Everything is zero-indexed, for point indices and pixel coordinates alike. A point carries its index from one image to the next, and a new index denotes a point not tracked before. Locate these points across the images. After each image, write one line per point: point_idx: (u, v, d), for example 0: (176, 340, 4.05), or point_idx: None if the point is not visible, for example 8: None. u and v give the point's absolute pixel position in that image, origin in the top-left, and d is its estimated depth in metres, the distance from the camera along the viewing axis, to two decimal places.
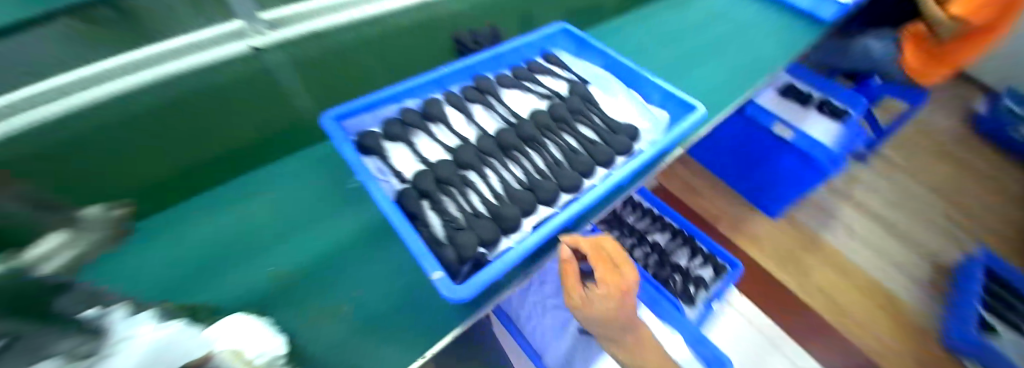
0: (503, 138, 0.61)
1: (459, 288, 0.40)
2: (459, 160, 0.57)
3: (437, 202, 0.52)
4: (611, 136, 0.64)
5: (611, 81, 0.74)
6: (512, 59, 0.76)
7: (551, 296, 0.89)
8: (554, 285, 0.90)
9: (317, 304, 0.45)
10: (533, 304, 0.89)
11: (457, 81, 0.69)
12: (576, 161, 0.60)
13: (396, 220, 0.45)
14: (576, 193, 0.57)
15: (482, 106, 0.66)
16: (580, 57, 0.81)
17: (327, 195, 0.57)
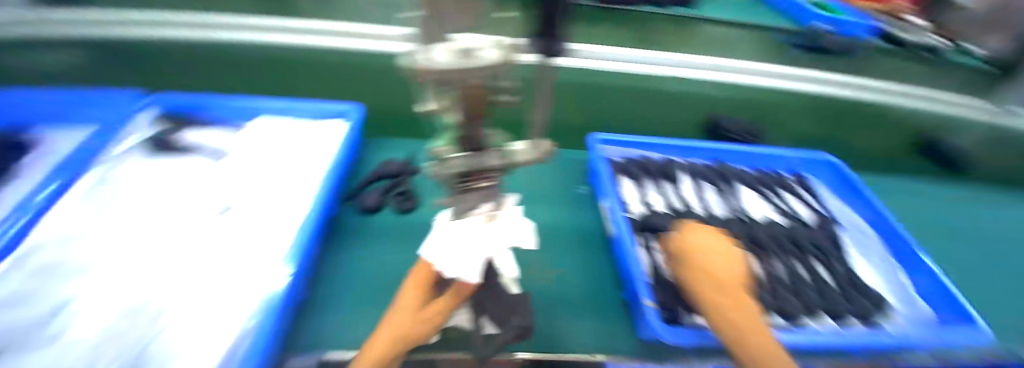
0: (729, 225, 0.63)
1: (667, 329, 0.42)
2: (680, 220, 0.60)
3: (649, 243, 0.56)
4: (852, 292, 0.58)
5: (869, 239, 0.70)
6: (763, 164, 0.78)
7: None
8: None
9: (535, 257, 0.57)
10: None
11: (700, 157, 0.75)
12: (801, 288, 0.56)
13: (623, 251, 0.53)
14: (795, 322, 0.52)
15: (715, 189, 0.71)
16: (837, 200, 0.78)
17: (562, 188, 0.69)
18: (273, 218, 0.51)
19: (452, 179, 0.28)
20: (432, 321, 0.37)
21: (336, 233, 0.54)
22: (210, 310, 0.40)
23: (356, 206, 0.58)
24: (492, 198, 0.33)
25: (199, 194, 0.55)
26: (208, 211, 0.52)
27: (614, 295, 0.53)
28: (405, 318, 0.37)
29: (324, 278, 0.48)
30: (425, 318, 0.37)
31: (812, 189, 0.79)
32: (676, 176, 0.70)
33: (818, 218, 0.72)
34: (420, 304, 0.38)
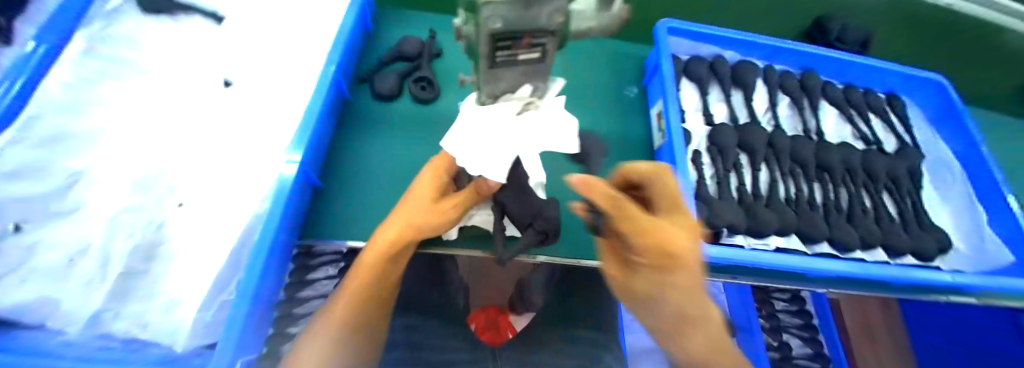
0: (799, 147, 0.54)
1: (712, 249, 0.39)
2: (740, 134, 0.53)
3: (701, 158, 0.50)
4: (918, 231, 0.51)
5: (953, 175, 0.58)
6: (863, 78, 0.63)
7: None
8: None
9: (563, 165, 0.51)
10: None
11: (787, 63, 0.61)
12: (862, 223, 0.50)
13: (669, 164, 0.47)
14: (843, 252, 0.47)
15: (791, 103, 0.60)
16: (927, 126, 0.63)
17: (606, 89, 0.59)
18: (277, 98, 0.46)
19: (490, 45, 0.20)
20: (450, 215, 0.35)
21: (348, 121, 0.49)
22: (227, 186, 0.41)
23: (371, 92, 0.51)
24: (534, 77, 0.25)
25: (193, 63, 0.48)
26: (206, 84, 0.47)
27: None
28: (421, 210, 0.33)
29: (338, 166, 0.46)
30: (443, 211, 0.34)
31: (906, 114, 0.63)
32: (744, 84, 0.58)
33: (900, 145, 0.60)
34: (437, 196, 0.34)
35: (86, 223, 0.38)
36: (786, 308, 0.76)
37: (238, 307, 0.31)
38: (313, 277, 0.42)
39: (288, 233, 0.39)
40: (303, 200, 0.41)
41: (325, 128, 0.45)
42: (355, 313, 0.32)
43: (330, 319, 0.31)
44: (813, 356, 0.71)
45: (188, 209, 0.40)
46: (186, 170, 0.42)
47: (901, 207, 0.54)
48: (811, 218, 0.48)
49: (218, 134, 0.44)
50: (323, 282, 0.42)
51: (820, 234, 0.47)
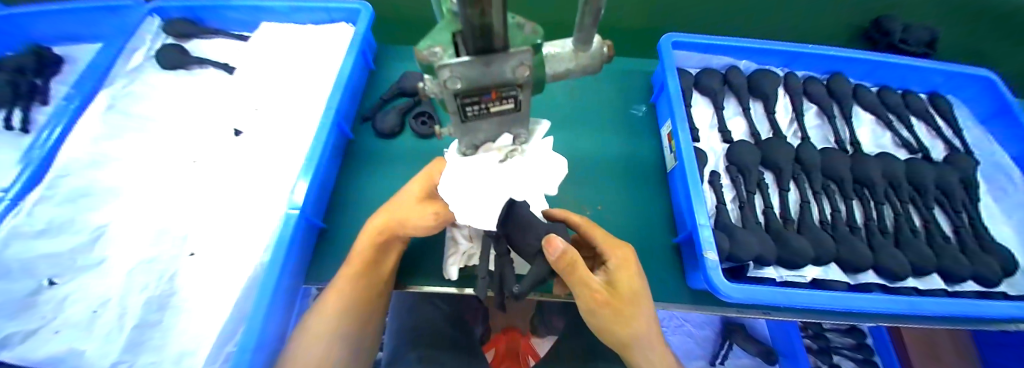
0: (831, 161, 0.48)
1: (732, 288, 0.35)
2: (763, 149, 0.49)
3: (718, 178, 0.46)
4: (981, 252, 0.44)
5: (1014, 185, 0.50)
6: (899, 78, 0.56)
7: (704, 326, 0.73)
8: (713, 322, 0.73)
9: (569, 193, 0.49)
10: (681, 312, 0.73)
11: (810, 69, 0.56)
12: (913, 245, 0.43)
13: (683, 191, 0.43)
14: (890, 282, 0.42)
15: (819, 112, 0.54)
16: (978, 129, 0.56)
17: (613, 109, 0.57)
18: (282, 142, 0.47)
19: (458, 103, 0.19)
20: (430, 222, 0.33)
21: (350, 159, 0.49)
22: (233, 233, 0.42)
23: (373, 129, 0.51)
24: (512, 126, 0.24)
25: (209, 112, 0.51)
26: (219, 133, 0.49)
27: (658, 242, 0.46)
28: (407, 204, 0.33)
29: (342, 205, 0.46)
30: (418, 215, 0.32)
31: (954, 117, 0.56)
32: (764, 94, 0.53)
33: (949, 152, 0.53)
34: (425, 197, 0.33)
35: (109, 273, 0.39)
36: (834, 325, 0.69)
37: (239, 361, 0.31)
38: None
39: (293, 278, 0.39)
40: (307, 244, 0.41)
41: (328, 170, 0.45)
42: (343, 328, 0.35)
43: (323, 317, 0.34)
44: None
45: (199, 259, 0.41)
46: (197, 219, 0.43)
47: (957, 224, 0.47)
48: (850, 244, 0.42)
49: (229, 181, 0.45)
50: None
51: (863, 262, 0.41)
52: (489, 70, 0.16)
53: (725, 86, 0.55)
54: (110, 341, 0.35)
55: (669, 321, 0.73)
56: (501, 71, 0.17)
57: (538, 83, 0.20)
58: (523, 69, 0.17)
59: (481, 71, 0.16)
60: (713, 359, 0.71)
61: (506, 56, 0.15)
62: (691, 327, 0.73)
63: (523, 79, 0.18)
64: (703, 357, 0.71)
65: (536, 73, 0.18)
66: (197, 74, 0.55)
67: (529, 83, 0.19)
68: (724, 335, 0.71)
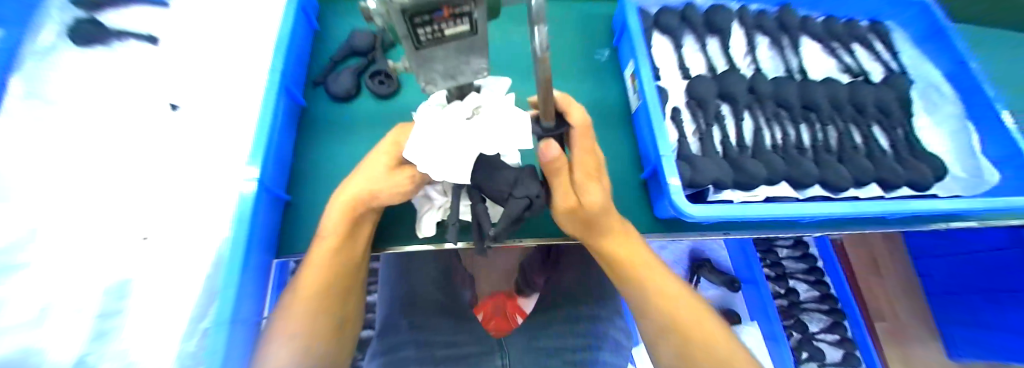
0: (782, 88, 0.51)
1: (696, 210, 0.37)
2: (719, 83, 0.50)
3: (679, 113, 0.47)
4: (913, 161, 0.49)
5: (943, 98, 0.55)
6: (841, 8, 0.60)
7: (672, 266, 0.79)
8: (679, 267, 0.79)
9: None
10: None
11: (762, 1, 0.58)
12: (853, 159, 0.48)
13: (647, 121, 0.45)
14: (834, 193, 0.46)
15: (770, 44, 0.56)
16: (915, 50, 0.60)
17: (576, 55, 0.56)
18: (229, 116, 0.44)
19: (406, 24, 0.18)
20: (405, 187, 0.35)
21: (310, 128, 0.47)
22: (188, 215, 0.39)
23: (328, 95, 0.49)
24: (471, 53, 0.23)
25: (135, 85, 0.46)
26: (153, 111, 0.45)
27: (628, 179, 0.48)
28: (373, 176, 0.34)
29: (306, 175, 0.45)
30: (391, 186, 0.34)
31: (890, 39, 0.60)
32: (717, 30, 0.54)
33: (888, 74, 0.57)
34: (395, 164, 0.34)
35: None
36: (789, 253, 0.79)
37: (217, 336, 0.31)
38: None
39: (262, 254, 0.38)
40: (272, 217, 0.40)
41: (282, 140, 0.42)
42: (322, 292, 0.34)
43: (304, 283, 0.34)
44: (822, 297, 0.75)
45: (153, 243, 0.38)
46: (140, 205, 0.40)
47: (892, 139, 0.52)
48: (798, 162, 0.46)
49: (172, 160, 0.42)
50: None
51: (807, 177, 0.45)
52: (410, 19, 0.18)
53: (683, 22, 0.55)
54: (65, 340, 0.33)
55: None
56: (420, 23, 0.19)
57: (469, 38, 0.21)
58: (438, 17, 0.19)
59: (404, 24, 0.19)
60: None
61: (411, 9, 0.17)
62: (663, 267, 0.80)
63: (446, 34, 0.20)
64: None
65: (458, 31, 0.20)
66: (123, 52, 0.47)
67: (457, 39, 0.21)
68: (692, 271, 0.79)
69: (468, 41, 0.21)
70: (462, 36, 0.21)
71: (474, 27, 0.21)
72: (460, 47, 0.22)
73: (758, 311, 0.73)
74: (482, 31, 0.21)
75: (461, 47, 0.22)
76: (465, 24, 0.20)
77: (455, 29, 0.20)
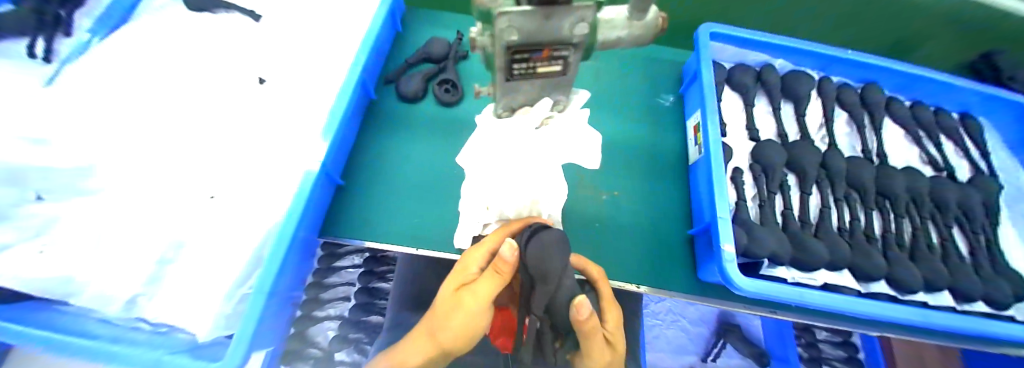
0: (856, 169, 0.48)
1: (746, 283, 0.34)
2: (787, 151, 0.48)
3: (741, 175, 0.45)
4: (993, 275, 0.45)
5: None
6: (933, 94, 0.56)
7: (698, 327, 0.77)
8: (704, 328, 0.77)
9: (586, 176, 0.49)
10: (677, 308, 0.77)
11: (846, 75, 0.55)
12: (928, 261, 0.44)
13: (704, 177, 0.43)
14: (902, 295, 0.42)
15: (849, 118, 0.53)
16: (1006, 153, 0.56)
17: (638, 95, 0.56)
18: (305, 96, 0.47)
19: (508, 59, 0.19)
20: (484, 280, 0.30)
21: (374, 121, 0.50)
22: (251, 180, 0.42)
23: (396, 93, 0.52)
24: (554, 89, 0.23)
25: (235, 57, 0.51)
26: (243, 82, 0.49)
27: (673, 232, 0.46)
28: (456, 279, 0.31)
29: (362, 164, 0.47)
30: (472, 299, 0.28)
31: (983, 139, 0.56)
32: (792, 95, 0.52)
33: (975, 173, 0.52)
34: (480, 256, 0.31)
35: (128, 206, 0.40)
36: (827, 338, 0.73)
37: (255, 302, 0.32)
38: (340, 265, 0.71)
39: (309, 234, 0.39)
40: (324, 200, 0.42)
41: (349, 128, 0.45)
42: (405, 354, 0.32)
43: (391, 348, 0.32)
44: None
45: (217, 201, 0.41)
46: (215, 165, 0.43)
47: (974, 245, 0.47)
48: (867, 254, 0.42)
49: (249, 127, 0.46)
50: (347, 269, 0.71)
51: (877, 271, 0.41)
52: (514, 50, 0.18)
53: (758, 82, 0.53)
54: (121, 275, 0.35)
55: (665, 315, 0.77)
56: (521, 55, 0.19)
57: (561, 75, 0.22)
58: (540, 52, 0.19)
59: (508, 54, 0.19)
60: (704, 356, 0.76)
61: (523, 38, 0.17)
62: (688, 324, 0.77)
63: (541, 68, 0.21)
64: (695, 353, 0.77)
65: (552, 67, 0.21)
66: (232, 27, 0.54)
67: (548, 74, 0.21)
68: (719, 334, 0.76)
69: (556, 77, 0.22)
70: (552, 72, 0.21)
71: (569, 66, 0.21)
72: (547, 82, 0.22)
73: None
74: (574, 69, 0.21)
75: (549, 81, 0.22)
76: (561, 64, 0.20)
77: (549, 66, 0.21)
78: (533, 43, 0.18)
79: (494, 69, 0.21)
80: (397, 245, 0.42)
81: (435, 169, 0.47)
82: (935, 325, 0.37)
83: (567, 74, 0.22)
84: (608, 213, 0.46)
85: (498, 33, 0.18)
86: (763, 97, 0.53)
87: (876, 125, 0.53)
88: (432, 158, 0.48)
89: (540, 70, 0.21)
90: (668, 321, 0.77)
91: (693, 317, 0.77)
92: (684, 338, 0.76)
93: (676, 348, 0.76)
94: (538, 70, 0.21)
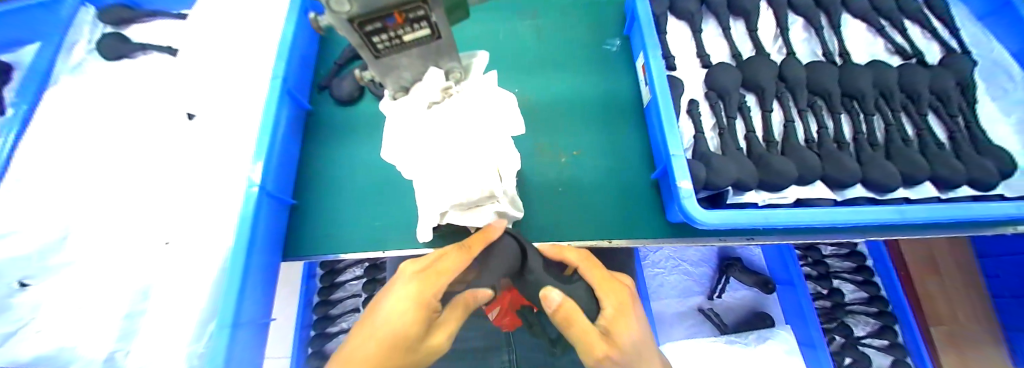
0: (817, 75, 0.46)
1: (708, 215, 0.33)
2: (742, 71, 0.45)
3: (697, 106, 0.43)
4: (974, 154, 0.43)
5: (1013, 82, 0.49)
6: None
7: (699, 268, 0.77)
8: (706, 268, 0.77)
9: (542, 143, 0.47)
10: (675, 254, 0.77)
11: None
12: (905, 152, 0.42)
13: (657, 118, 0.41)
14: (882, 195, 0.40)
15: (806, 24, 0.51)
16: (976, 26, 0.54)
17: (584, 46, 0.53)
18: (236, 121, 0.45)
19: (363, 35, 0.17)
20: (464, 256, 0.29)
21: (317, 132, 0.48)
22: (199, 218, 0.41)
23: (333, 99, 0.50)
24: (436, 52, 0.23)
25: (158, 96, 0.49)
26: (172, 120, 0.47)
27: (638, 180, 0.44)
28: (409, 294, 0.26)
29: (311, 178, 0.46)
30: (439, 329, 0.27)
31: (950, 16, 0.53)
32: (740, 11, 0.49)
33: (946, 54, 0.50)
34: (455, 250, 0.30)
35: (83, 269, 0.39)
36: (834, 251, 0.74)
37: (219, 338, 0.31)
38: (342, 280, 0.72)
39: (268, 260, 0.39)
40: (278, 222, 0.41)
41: (289, 143, 0.44)
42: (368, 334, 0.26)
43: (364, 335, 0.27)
44: (868, 298, 0.68)
45: (169, 247, 0.40)
46: (161, 210, 0.42)
47: (951, 129, 0.46)
48: (838, 159, 0.40)
49: (186, 164, 0.44)
50: (349, 283, 0.72)
51: (851, 175, 0.39)
52: (366, 28, 0.17)
53: (703, 5, 0.50)
54: (95, 335, 0.36)
55: (665, 263, 0.76)
56: (378, 31, 0.18)
57: (435, 38, 0.21)
58: (396, 24, 0.18)
59: (362, 33, 0.17)
60: (711, 293, 0.75)
61: (364, 16, 0.16)
62: (689, 266, 0.77)
63: (408, 38, 0.19)
64: (702, 293, 0.76)
65: (419, 35, 0.19)
66: (150, 67, 0.51)
67: (420, 40, 0.20)
68: (721, 270, 0.74)
69: (432, 42, 0.21)
70: (425, 39, 0.20)
71: (439, 30, 0.20)
72: (424, 48, 0.21)
73: (795, 314, 0.68)
74: (446, 31, 0.21)
75: (426, 48, 0.21)
76: (428, 30, 0.19)
77: (417, 34, 0.19)
78: (382, 17, 0.17)
79: (357, 50, 0.19)
80: (363, 251, 0.41)
81: (387, 167, 0.46)
82: (917, 220, 0.35)
83: (441, 39, 0.21)
84: (570, 175, 0.45)
85: (338, 16, 0.16)
86: (712, 20, 0.50)
87: (834, 23, 0.50)
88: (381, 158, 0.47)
89: (408, 39, 0.19)
90: (668, 269, 0.77)
91: (692, 260, 0.77)
92: (688, 282, 0.76)
93: (682, 293, 0.76)
94: (406, 39, 0.19)
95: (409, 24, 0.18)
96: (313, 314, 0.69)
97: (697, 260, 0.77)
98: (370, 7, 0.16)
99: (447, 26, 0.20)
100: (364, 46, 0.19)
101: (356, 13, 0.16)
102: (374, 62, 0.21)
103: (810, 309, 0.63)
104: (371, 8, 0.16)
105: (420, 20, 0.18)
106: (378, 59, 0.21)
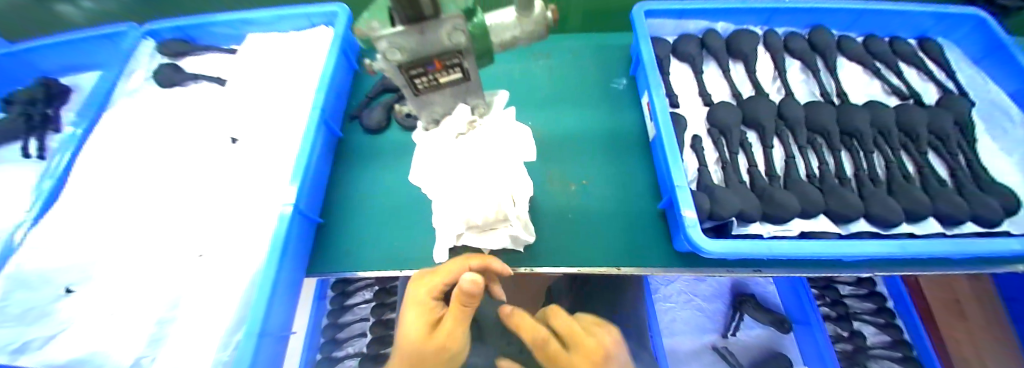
0: (816, 114, 0.48)
1: (712, 245, 0.35)
2: (743, 109, 0.48)
3: (700, 141, 0.45)
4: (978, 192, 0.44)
5: (1013, 121, 0.51)
6: (882, 26, 0.57)
7: (712, 304, 0.75)
8: (720, 304, 0.75)
9: (554, 172, 0.50)
10: (687, 289, 0.76)
11: (792, 24, 0.56)
12: (907, 189, 0.43)
13: (661, 152, 0.44)
14: (887, 231, 0.41)
15: (803, 66, 0.54)
16: (972, 68, 0.57)
17: (593, 84, 0.58)
18: (273, 145, 0.50)
19: (408, 79, 0.21)
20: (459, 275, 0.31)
21: (345, 156, 0.52)
22: (232, 233, 0.44)
23: (361, 127, 0.54)
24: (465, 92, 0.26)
25: (204, 122, 0.54)
26: (216, 143, 0.52)
27: (645, 209, 0.46)
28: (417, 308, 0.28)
29: (337, 199, 0.49)
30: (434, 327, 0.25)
31: (944, 59, 0.56)
32: (739, 54, 0.53)
33: (942, 95, 0.53)
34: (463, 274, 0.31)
35: (121, 278, 0.42)
36: (852, 291, 0.72)
37: (247, 345, 0.33)
38: (352, 302, 0.73)
39: (294, 274, 0.41)
40: (305, 238, 0.44)
41: (320, 166, 0.48)
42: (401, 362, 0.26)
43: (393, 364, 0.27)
44: (892, 342, 0.66)
45: (202, 259, 0.43)
46: (198, 225, 0.45)
47: (952, 167, 0.47)
48: (840, 193, 0.42)
49: (225, 183, 0.48)
50: (358, 306, 0.73)
51: (854, 209, 0.41)
52: (410, 72, 0.21)
53: (704, 49, 0.54)
54: (126, 341, 0.38)
55: (677, 297, 0.76)
56: (420, 74, 0.21)
57: (465, 80, 0.24)
58: (435, 69, 0.21)
59: (407, 77, 0.21)
60: (724, 331, 0.73)
61: (411, 63, 0.19)
62: (701, 302, 0.75)
63: (444, 80, 0.23)
64: (715, 330, 0.74)
65: (453, 77, 0.23)
66: (200, 96, 0.57)
67: (453, 82, 0.24)
68: (734, 306, 0.73)
69: (462, 83, 0.25)
70: (457, 81, 0.24)
71: (470, 73, 0.24)
72: (455, 88, 0.25)
73: (813, 354, 0.65)
74: (475, 74, 0.24)
75: (457, 88, 0.25)
76: (461, 74, 0.23)
77: (451, 77, 0.23)
78: (425, 64, 0.20)
79: (401, 89, 0.23)
80: (381, 270, 0.43)
81: (408, 190, 0.49)
82: (920, 255, 0.36)
83: (471, 80, 0.25)
84: (580, 203, 0.47)
85: (390, 63, 0.19)
86: (712, 62, 0.54)
87: (830, 66, 0.54)
88: (403, 182, 0.50)
89: (443, 81, 0.23)
90: (681, 304, 0.76)
91: (705, 295, 0.76)
92: (701, 318, 0.75)
93: (695, 329, 0.74)
94: (442, 81, 0.23)
95: (445, 69, 0.22)
96: (321, 336, 0.69)
97: (709, 295, 0.75)
98: (418, 56, 0.19)
99: (476, 70, 0.24)
100: (405, 86, 0.22)
101: (405, 62, 0.19)
102: (412, 99, 0.25)
103: (829, 350, 0.61)
104: (418, 58, 0.19)
105: (455, 66, 0.22)
106: (416, 97, 0.25)
